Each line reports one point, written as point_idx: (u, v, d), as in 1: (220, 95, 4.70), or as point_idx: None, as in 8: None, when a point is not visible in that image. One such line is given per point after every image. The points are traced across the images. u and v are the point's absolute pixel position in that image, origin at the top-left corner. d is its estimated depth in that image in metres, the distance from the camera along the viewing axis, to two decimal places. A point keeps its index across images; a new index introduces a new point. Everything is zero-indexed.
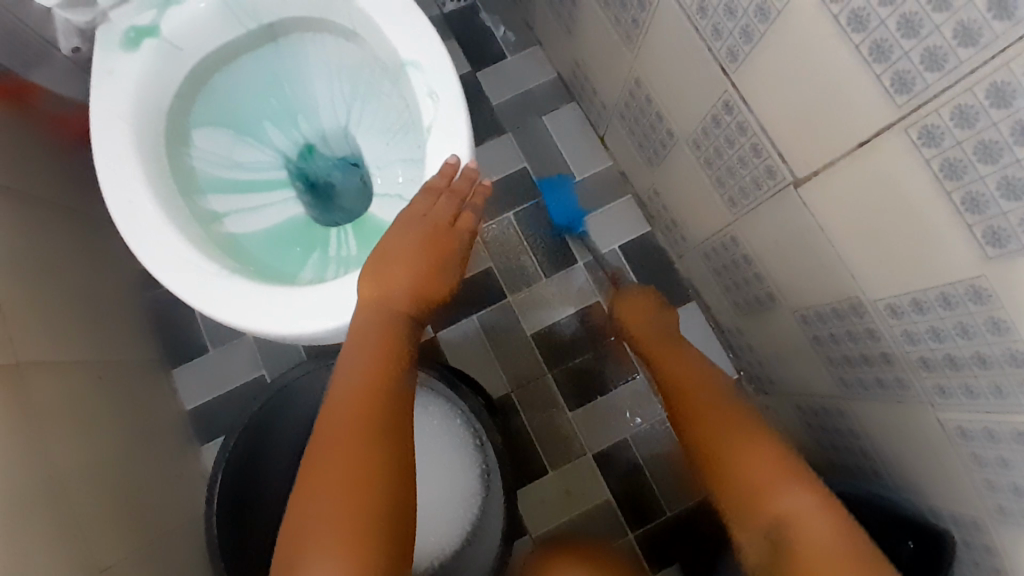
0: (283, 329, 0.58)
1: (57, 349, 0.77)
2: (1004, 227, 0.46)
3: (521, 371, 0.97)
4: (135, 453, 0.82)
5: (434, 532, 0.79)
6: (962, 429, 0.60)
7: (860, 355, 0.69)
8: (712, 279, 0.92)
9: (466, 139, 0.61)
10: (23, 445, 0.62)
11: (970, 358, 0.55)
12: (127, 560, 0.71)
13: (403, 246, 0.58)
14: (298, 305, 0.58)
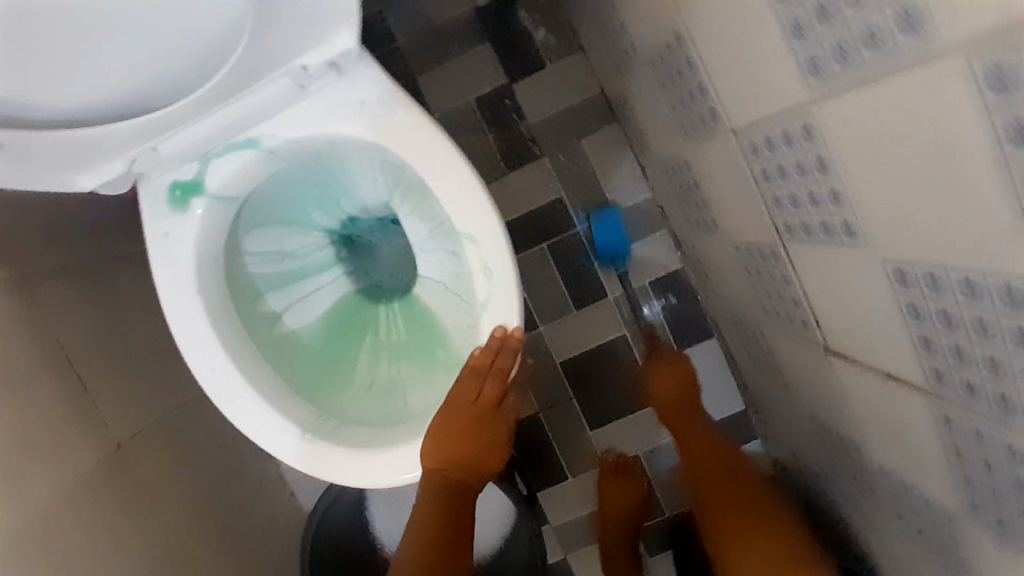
0: (362, 485, 0.66)
1: (160, 401, 0.87)
2: (988, 517, 0.52)
3: (548, 393, 1.07)
4: (234, 466, 0.97)
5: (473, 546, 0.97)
6: (916, 568, 0.71)
7: (849, 472, 0.79)
8: (735, 335, 0.97)
9: (515, 320, 0.64)
10: (135, 527, 0.76)
11: (936, 544, 0.64)
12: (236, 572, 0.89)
13: (461, 423, 0.68)
14: (362, 465, 0.66)
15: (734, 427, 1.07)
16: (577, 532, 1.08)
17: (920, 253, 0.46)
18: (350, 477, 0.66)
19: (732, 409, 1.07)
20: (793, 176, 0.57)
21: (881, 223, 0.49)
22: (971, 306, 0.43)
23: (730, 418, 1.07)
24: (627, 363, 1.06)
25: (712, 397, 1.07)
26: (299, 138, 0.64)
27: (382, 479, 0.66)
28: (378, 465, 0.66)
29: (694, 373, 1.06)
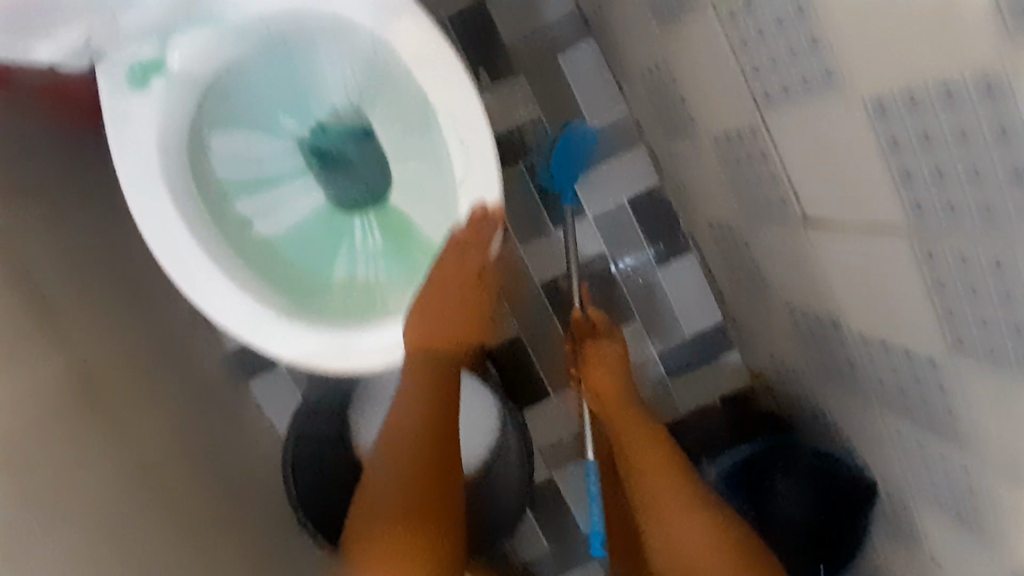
0: (342, 365, 0.68)
1: (111, 334, 0.85)
2: (974, 353, 0.54)
3: (530, 317, 1.07)
4: (199, 407, 0.96)
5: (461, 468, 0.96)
6: (899, 432, 0.73)
7: (828, 355, 0.81)
8: (712, 243, 0.98)
9: (496, 201, 0.65)
10: (104, 449, 0.73)
11: (918, 399, 0.67)
12: (216, 499, 0.88)
13: (448, 298, 0.72)
14: (341, 342, 0.68)
15: (714, 340, 1.09)
16: (562, 451, 1.09)
17: (899, 77, 0.47)
18: (331, 355, 0.68)
19: (711, 323, 1.08)
20: (773, 33, 0.58)
21: (860, 58, 0.49)
22: (951, 117, 0.44)
23: (710, 332, 1.09)
24: (607, 281, 1.07)
25: (691, 311, 1.08)
26: (258, 12, 0.68)
27: (366, 358, 0.68)
28: (361, 345, 0.69)
29: (672, 288, 1.08)
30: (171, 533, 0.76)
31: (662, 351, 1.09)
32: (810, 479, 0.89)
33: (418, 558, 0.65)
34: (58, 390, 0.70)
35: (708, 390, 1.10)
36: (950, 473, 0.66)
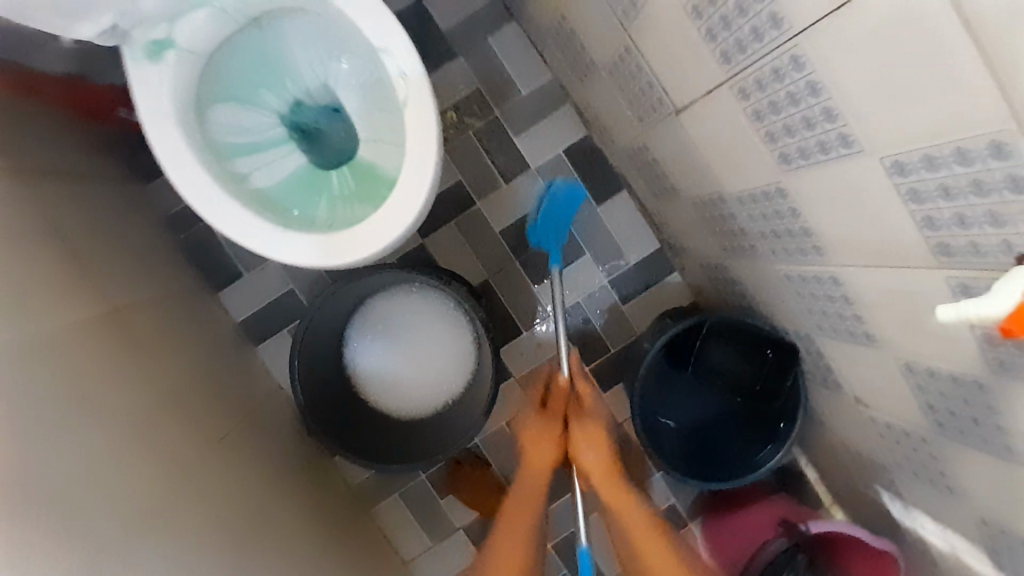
0: (333, 258, 0.85)
1: (126, 296, 1.03)
2: (794, 165, 0.72)
3: (494, 260, 1.26)
4: (208, 363, 1.14)
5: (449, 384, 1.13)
6: (786, 274, 0.88)
7: (726, 231, 0.97)
8: (636, 173, 1.17)
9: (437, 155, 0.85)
10: (117, 379, 0.89)
11: (784, 232, 0.82)
12: (223, 431, 1.06)
13: (541, 432, 1.10)
14: (329, 242, 0.86)
15: (657, 263, 1.26)
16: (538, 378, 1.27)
17: None
18: (287, 253, 0.87)
19: (652, 248, 1.26)
20: None
21: None
22: None
23: (651, 257, 1.26)
24: None
25: (633, 240, 1.26)
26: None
27: (354, 252, 0.85)
28: (347, 242, 0.86)
29: (613, 223, 1.26)
30: (181, 455, 0.91)
31: (611, 279, 1.26)
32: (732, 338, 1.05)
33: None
34: (88, 337, 0.88)
35: (654, 307, 1.27)
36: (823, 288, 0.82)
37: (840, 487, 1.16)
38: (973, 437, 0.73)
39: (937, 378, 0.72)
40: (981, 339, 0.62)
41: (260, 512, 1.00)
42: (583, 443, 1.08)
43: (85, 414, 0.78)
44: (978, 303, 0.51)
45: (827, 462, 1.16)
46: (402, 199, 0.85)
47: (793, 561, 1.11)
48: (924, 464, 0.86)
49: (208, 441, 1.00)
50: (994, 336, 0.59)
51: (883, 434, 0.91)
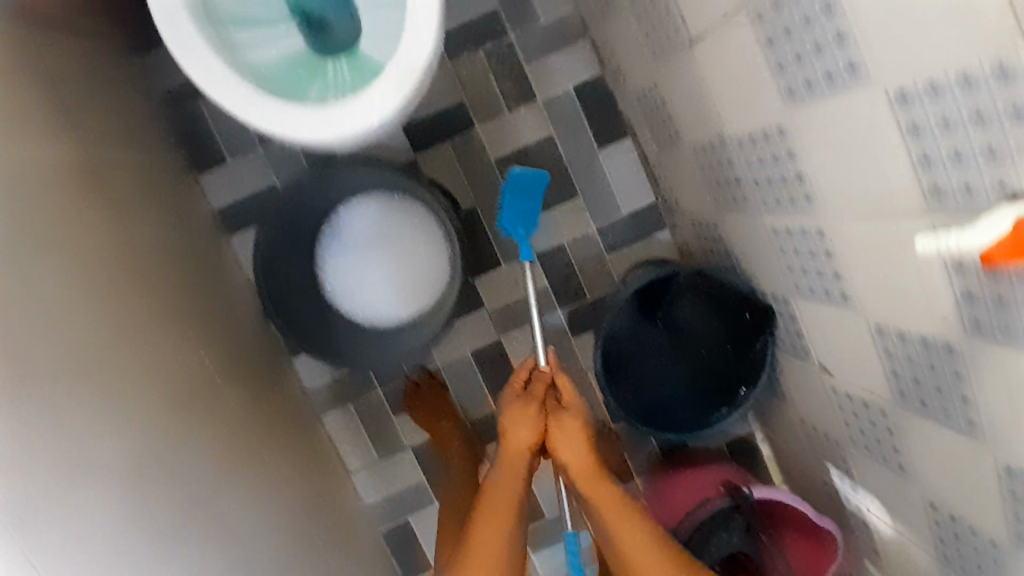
0: (319, 133, 0.83)
1: (101, 157, 1.00)
2: (797, 102, 0.69)
3: (484, 188, 1.24)
4: (175, 244, 1.13)
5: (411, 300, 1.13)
6: (774, 228, 0.85)
7: (720, 182, 0.94)
8: (642, 120, 1.14)
9: (433, 44, 0.81)
10: (76, 229, 0.86)
11: (775, 180, 0.80)
12: (182, 310, 1.05)
13: (515, 422, 1.01)
14: (317, 116, 0.83)
15: (648, 217, 1.24)
16: (510, 316, 1.28)
17: None
18: (264, 120, 0.84)
19: (647, 201, 1.24)
20: None
21: None
22: None
23: (644, 210, 1.24)
24: (553, 161, 1.23)
25: (628, 190, 1.24)
26: None
27: (342, 127, 0.83)
28: (336, 117, 0.83)
29: (611, 169, 1.24)
30: (132, 318, 0.89)
31: (601, 226, 1.24)
32: (704, 291, 1.04)
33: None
34: (58, 180, 0.86)
35: (637, 261, 1.25)
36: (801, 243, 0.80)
37: (792, 464, 1.16)
38: (936, 409, 0.70)
39: (906, 342, 0.70)
40: (960, 295, 0.59)
41: (203, 393, 0.98)
42: (562, 438, 1.01)
43: (36, 248, 0.76)
44: (961, 234, 0.49)
45: (782, 438, 1.15)
46: (391, 81, 0.82)
47: (731, 526, 1.11)
48: (878, 440, 0.84)
49: (163, 314, 0.98)
50: (975, 289, 0.56)
51: (842, 407, 0.89)
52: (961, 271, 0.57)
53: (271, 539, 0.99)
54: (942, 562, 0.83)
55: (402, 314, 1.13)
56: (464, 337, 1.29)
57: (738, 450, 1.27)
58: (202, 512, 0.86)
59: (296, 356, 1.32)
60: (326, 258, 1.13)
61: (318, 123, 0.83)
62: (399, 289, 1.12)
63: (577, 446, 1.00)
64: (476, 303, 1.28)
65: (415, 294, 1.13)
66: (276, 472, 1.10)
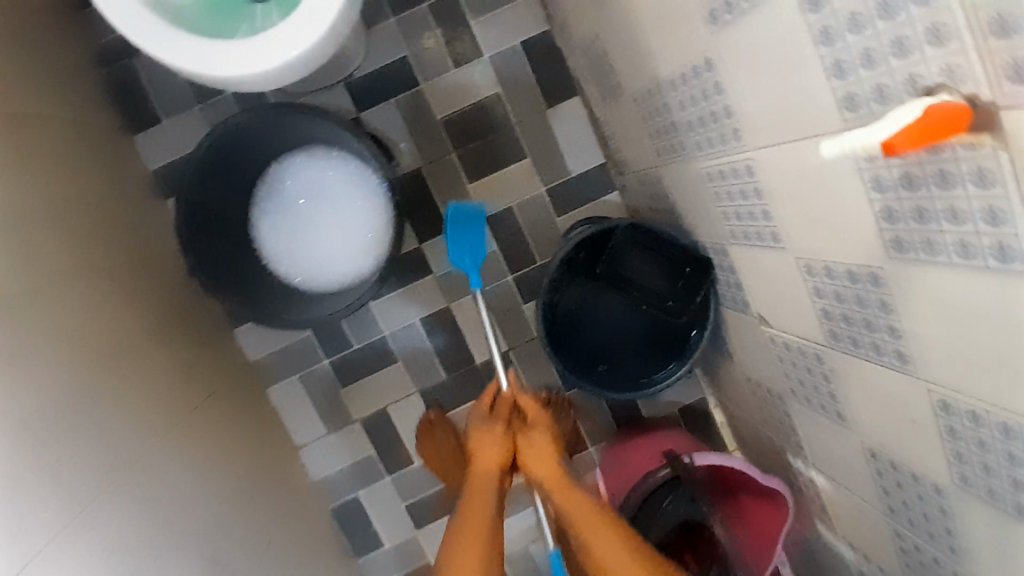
0: (242, 71, 0.81)
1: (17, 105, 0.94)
2: (718, 27, 0.64)
3: (431, 148, 1.21)
4: (99, 202, 1.07)
5: (348, 263, 1.08)
6: (708, 172, 0.81)
7: (657, 131, 0.91)
8: (589, 77, 1.11)
9: None
10: None
11: (705, 119, 0.76)
12: (99, 269, 0.99)
13: (481, 436, 1.08)
14: (239, 52, 0.81)
15: (598, 179, 1.22)
16: (459, 282, 1.25)
17: None
18: (183, 59, 0.81)
19: (597, 163, 1.22)
20: None
21: None
22: None
23: (593, 172, 1.22)
24: (500, 121, 1.21)
25: (577, 152, 1.22)
26: None
27: (264, 63, 0.81)
28: (257, 53, 0.81)
29: (560, 130, 1.21)
30: (32, 271, 0.83)
31: (551, 189, 1.22)
32: (652, 248, 1.02)
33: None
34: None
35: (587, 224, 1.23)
36: (728, 184, 0.77)
37: (744, 425, 1.15)
38: (865, 345, 0.66)
39: (832, 277, 0.65)
40: (879, 215, 0.54)
41: (112, 355, 0.92)
42: (524, 442, 1.06)
43: None
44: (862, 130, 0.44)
45: (734, 399, 1.14)
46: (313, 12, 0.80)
47: (677, 491, 1.09)
48: (819, 391, 0.81)
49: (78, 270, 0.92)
50: (894, 206, 0.52)
51: (782, 358, 0.86)
52: (878, 188, 0.52)
53: (191, 507, 0.94)
54: (884, 515, 0.80)
55: (339, 278, 1.08)
56: (410, 302, 1.25)
57: (690, 416, 1.29)
58: (108, 472, 0.81)
59: (237, 325, 1.27)
60: (263, 216, 1.08)
61: (240, 60, 0.81)
62: (337, 251, 1.08)
63: (539, 448, 1.05)
64: (424, 268, 1.25)
65: (352, 255, 1.08)
66: (202, 442, 1.05)
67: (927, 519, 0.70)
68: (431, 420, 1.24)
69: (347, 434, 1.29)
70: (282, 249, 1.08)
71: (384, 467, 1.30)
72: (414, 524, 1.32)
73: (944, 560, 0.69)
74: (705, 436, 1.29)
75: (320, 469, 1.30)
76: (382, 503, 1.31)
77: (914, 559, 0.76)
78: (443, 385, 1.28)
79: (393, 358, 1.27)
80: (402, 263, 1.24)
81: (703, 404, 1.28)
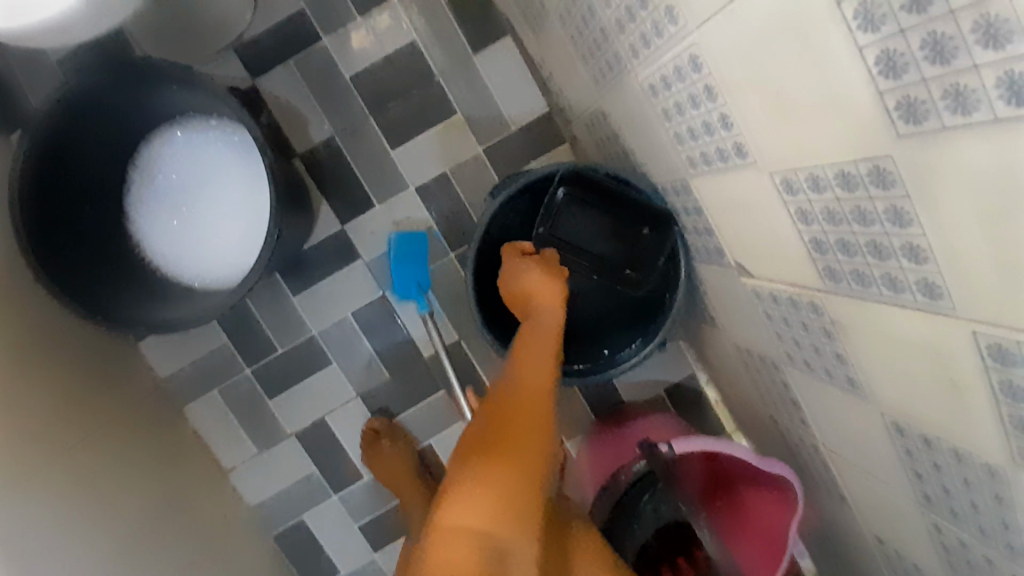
0: None
1: None
2: None
3: (343, 113, 1.03)
4: None
5: (226, 240, 0.91)
6: (650, 85, 0.62)
7: (587, 47, 0.72)
8: (514, 6, 0.93)
9: None
10: None
11: (629, 9, 0.57)
12: None
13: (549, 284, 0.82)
14: None
15: (542, 131, 1.05)
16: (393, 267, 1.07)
17: None
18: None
19: (538, 112, 1.05)
20: None
21: None
22: None
23: (536, 124, 1.05)
24: (421, 73, 1.03)
25: (515, 101, 1.04)
26: None
27: None
28: None
29: (492, 77, 1.03)
30: None
31: (487, 148, 1.05)
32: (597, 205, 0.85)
33: (514, 506, 0.59)
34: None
35: None
36: (671, 94, 0.59)
37: (740, 401, 0.97)
38: (875, 282, 0.47)
39: (819, 189, 0.46)
40: (875, 70, 0.35)
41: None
42: None
43: None
44: None
45: (724, 371, 0.97)
46: None
47: (653, 486, 0.91)
48: (819, 353, 0.63)
49: None
50: (895, 48, 0.33)
51: (771, 316, 0.68)
52: (870, 25, 0.34)
53: (77, 556, 0.76)
54: (916, 506, 0.61)
55: (218, 260, 0.91)
56: (339, 296, 1.08)
57: (676, 397, 1.11)
58: None
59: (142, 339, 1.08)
60: (138, 196, 0.92)
61: None
62: (215, 230, 0.91)
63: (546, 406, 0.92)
64: (352, 254, 1.07)
65: (232, 239, 0.91)
66: (93, 473, 0.86)
67: (974, 509, 0.51)
68: (376, 430, 1.08)
69: (286, 455, 1.12)
70: (157, 226, 0.91)
71: (330, 487, 1.13)
72: (371, 548, 1.14)
73: (997, 560, 0.51)
74: (696, 421, 1.11)
75: (257, 496, 1.13)
76: (332, 528, 1.14)
77: (960, 559, 0.58)
78: (389, 388, 1.11)
79: (327, 363, 1.09)
80: (325, 250, 1.06)
81: (690, 384, 1.10)
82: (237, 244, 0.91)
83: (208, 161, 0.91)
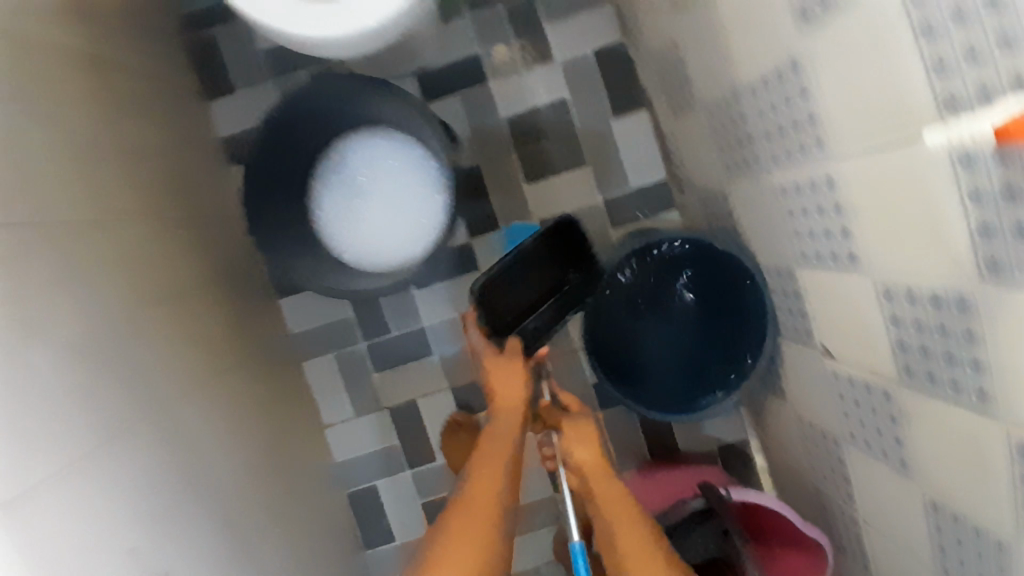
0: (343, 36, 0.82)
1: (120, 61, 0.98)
2: (813, 26, 0.58)
3: (494, 146, 1.21)
4: (177, 160, 1.09)
5: (385, 238, 1.10)
6: (782, 187, 0.77)
7: (727, 142, 0.87)
8: (659, 89, 1.10)
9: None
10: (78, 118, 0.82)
11: (778, 129, 0.72)
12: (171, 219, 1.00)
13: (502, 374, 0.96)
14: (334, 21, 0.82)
15: (657, 194, 1.21)
16: None
17: None
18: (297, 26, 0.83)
19: (657, 178, 1.20)
20: None
21: None
22: None
23: (653, 187, 1.20)
24: (565, 126, 1.20)
25: (639, 165, 1.20)
26: None
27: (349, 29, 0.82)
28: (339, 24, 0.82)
29: (624, 140, 1.20)
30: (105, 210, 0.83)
31: (607, 199, 1.21)
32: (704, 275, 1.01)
33: None
34: (56, 36, 0.81)
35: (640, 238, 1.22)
36: (800, 199, 0.73)
37: (787, 465, 1.09)
38: (942, 382, 0.60)
39: (913, 303, 0.60)
40: (974, 230, 0.49)
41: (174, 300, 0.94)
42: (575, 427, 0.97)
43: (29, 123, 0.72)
44: (975, 113, 0.44)
45: (779, 436, 1.08)
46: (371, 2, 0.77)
47: (706, 526, 1.01)
48: (878, 432, 0.75)
49: (152, 214, 0.95)
50: (991, 221, 0.47)
51: (843, 395, 0.80)
52: (976, 199, 0.47)
53: (221, 464, 0.93)
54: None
55: (372, 249, 1.10)
56: (453, 298, 1.24)
57: (727, 450, 1.23)
58: (139, 409, 0.78)
59: (284, 296, 1.27)
60: (329, 175, 1.11)
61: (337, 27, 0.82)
62: (379, 225, 1.10)
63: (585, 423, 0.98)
64: (472, 265, 1.24)
65: (390, 240, 1.10)
66: (236, 400, 1.04)
67: None
68: (460, 422, 1.23)
69: (376, 423, 1.28)
70: (335, 204, 1.11)
71: (407, 459, 1.28)
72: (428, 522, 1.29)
73: None
74: (741, 477, 1.22)
75: (344, 453, 1.29)
76: (400, 495, 1.29)
77: None
78: (476, 385, 1.26)
79: (430, 353, 1.26)
80: (451, 257, 1.24)
81: (742, 442, 1.22)
82: (393, 245, 1.10)
83: (394, 169, 1.10)
